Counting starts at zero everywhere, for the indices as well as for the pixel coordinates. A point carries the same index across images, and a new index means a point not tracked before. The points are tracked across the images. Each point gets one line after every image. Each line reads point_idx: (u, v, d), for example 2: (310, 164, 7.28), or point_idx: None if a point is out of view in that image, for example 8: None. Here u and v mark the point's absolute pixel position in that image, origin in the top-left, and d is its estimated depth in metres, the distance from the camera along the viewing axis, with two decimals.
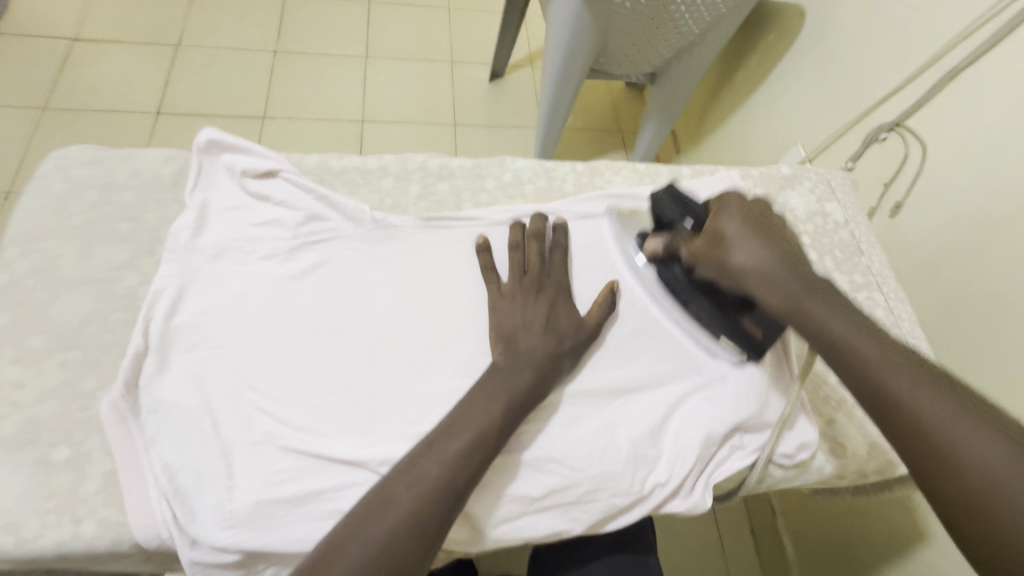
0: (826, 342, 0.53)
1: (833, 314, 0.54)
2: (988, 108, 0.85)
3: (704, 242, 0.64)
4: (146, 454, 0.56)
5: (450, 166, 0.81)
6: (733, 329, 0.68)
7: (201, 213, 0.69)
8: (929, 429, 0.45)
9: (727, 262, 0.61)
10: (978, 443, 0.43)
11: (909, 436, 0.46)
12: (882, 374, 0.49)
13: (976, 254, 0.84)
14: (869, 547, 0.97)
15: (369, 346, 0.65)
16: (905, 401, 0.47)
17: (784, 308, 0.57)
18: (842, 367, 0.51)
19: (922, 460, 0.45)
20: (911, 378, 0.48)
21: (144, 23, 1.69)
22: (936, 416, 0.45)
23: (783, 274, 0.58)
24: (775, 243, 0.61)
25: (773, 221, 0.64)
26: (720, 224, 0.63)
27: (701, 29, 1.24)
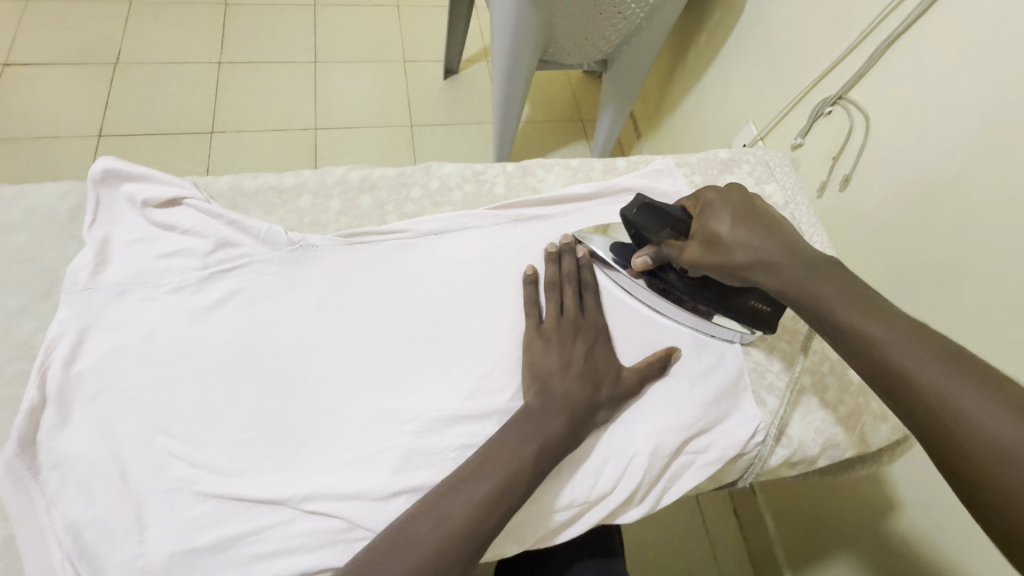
0: (828, 322, 0.51)
1: (837, 291, 0.52)
2: (925, 76, 0.83)
3: (700, 249, 0.61)
4: (48, 514, 0.53)
5: (372, 177, 0.78)
6: (739, 312, 0.68)
7: (102, 248, 0.65)
8: (940, 409, 0.43)
9: (729, 262, 0.59)
10: (995, 421, 0.41)
11: (924, 419, 0.44)
12: (884, 349, 0.47)
13: (925, 225, 0.83)
14: (851, 524, 0.95)
15: (290, 377, 0.62)
16: (912, 380, 0.45)
17: (791, 292, 0.55)
18: (846, 346, 0.50)
19: (935, 442, 0.43)
20: (917, 354, 0.45)
21: (77, 42, 1.62)
22: (948, 393, 0.43)
23: (787, 263, 0.56)
24: (773, 232, 0.58)
25: (762, 205, 0.61)
26: (712, 226, 0.60)
27: (645, 13, 1.20)
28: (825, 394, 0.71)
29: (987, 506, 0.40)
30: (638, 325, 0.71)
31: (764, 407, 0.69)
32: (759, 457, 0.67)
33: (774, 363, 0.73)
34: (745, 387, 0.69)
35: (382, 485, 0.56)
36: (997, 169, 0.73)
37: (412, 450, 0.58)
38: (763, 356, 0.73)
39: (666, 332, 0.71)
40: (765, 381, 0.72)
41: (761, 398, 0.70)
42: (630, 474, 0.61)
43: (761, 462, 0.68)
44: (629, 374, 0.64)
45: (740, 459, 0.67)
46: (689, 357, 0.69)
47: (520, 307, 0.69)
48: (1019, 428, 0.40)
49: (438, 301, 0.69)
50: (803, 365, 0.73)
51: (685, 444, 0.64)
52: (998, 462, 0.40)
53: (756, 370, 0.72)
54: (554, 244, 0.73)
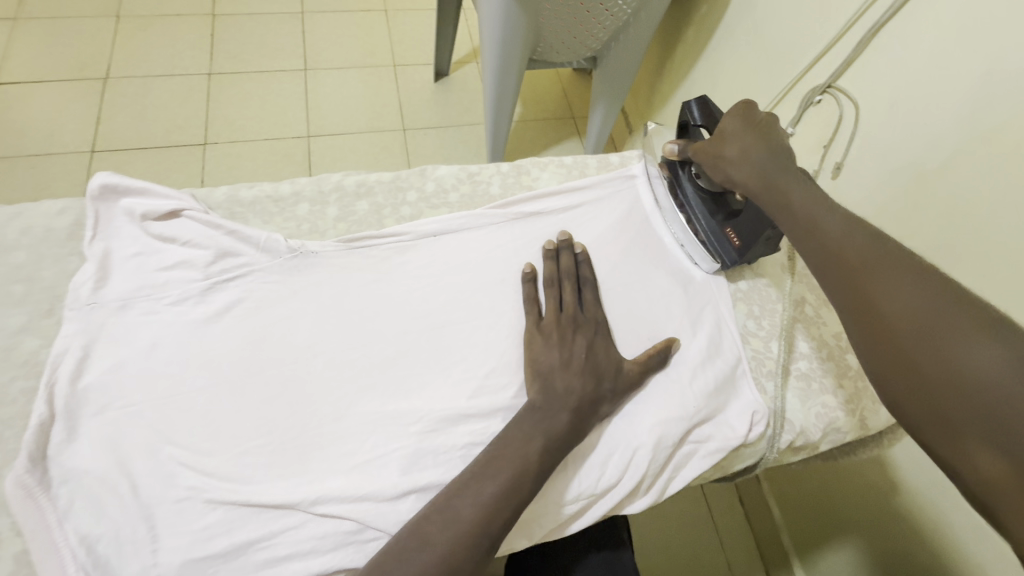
0: (787, 210, 0.59)
1: (803, 190, 0.59)
2: (912, 61, 0.84)
3: (707, 140, 0.70)
4: (60, 529, 0.54)
5: (368, 182, 0.79)
6: (716, 236, 0.72)
7: (103, 263, 0.66)
8: (860, 276, 0.50)
9: (720, 155, 0.67)
10: (902, 287, 0.47)
11: (847, 279, 0.51)
12: (831, 235, 0.54)
13: (918, 208, 0.84)
14: (854, 506, 0.96)
15: (295, 384, 0.62)
16: (845, 256, 0.52)
17: (760, 185, 0.62)
18: (799, 232, 0.57)
19: (851, 298, 0.50)
20: (854, 237, 0.52)
21: (68, 58, 1.62)
22: (870, 265, 0.49)
23: (766, 162, 0.63)
24: (771, 139, 0.64)
25: (781, 127, 0.67)
26: (723, 122, 0.68)
27: (632, 9, 1.20)
28: (825, 377, 0.72)
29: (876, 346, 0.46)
30: (637, 317, 0.71)
31: (762, 394, 0.70)
32: (769, 452, 0.68)
33: (773, 350, 0.74)
34: (746, 376, 0.70)
35: (391, 486, 0.56)
36: (987, 151, 0.74)
37: (420, 450, 0.59)
38: (762, 344, 0.74)
39: (666, 324, 0.72)
40: (764, 368, 0.72)
41: (762, 386, 0.71)
42: (635, 466, 0.62)
43: (772, 455, 0.68)
44: (631, 367, 0.65)
45: (750, 445, 0.68)
46: (688, 348, 0.70)
47: (520, 306, 0.70)
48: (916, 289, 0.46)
49: (438, 303, 0.69)
50: (802, 351, 0.74)
51: (688, 434, 0.65)
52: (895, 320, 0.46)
53: (756, 358, 0.73)
54: (552, 240, 0.74)
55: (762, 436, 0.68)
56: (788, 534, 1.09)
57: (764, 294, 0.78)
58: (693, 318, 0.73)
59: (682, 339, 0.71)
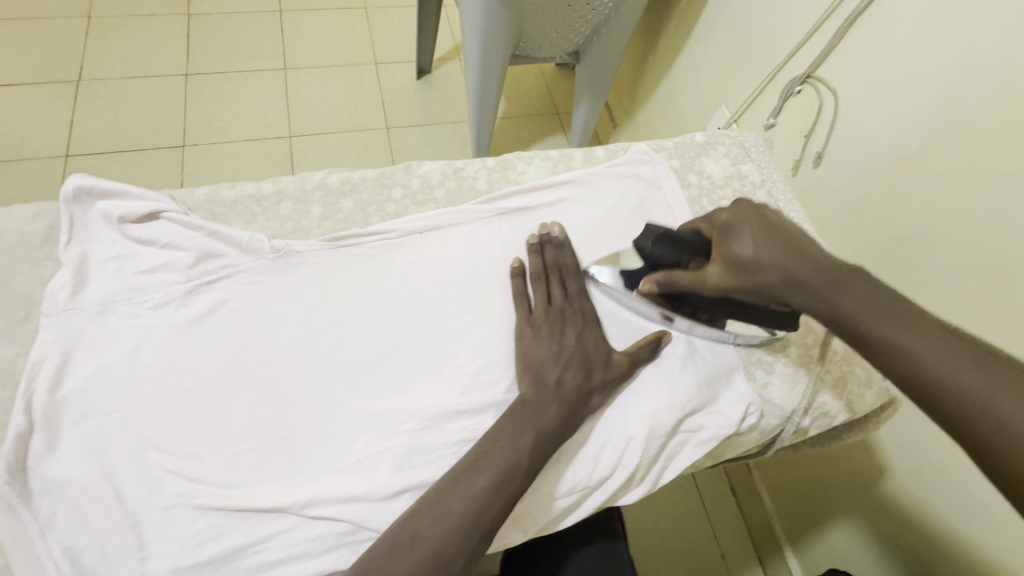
0: (856, 336, 0.53)
1: (868, 306, 0.53)
2: (890, 49, 0.85)
3: (722, 267, 0.63)
4: (43, 541, 0.52)
5: (353, 180, 0.78)
6: (770, 317, 0.68)
7: (79, 268, 0.64)
8: (971, 412, 0.44)
9: (750, 280, 0.62)
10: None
11: (959, 423, 0.44)
12: (926, 369, 0.47)
13: (898, 194, 0.85)
14: (842, 489, 0.97)
15: (282, 384, 0.62)
16: (948, 390, 0.45)
17: (819, 310, 0.56)
18: (873, 355, 0.51)
19: (975, 448, 0.43)
20: (953, 366, 0.46)
21: (38, 60, 1.57)
22: (976, 390, 0.44)
23: (809, 275, 0.58)
24: (796, 249, 0.60)
25: (788, 224, 0.64)
26: (730, 245, 0.63)
27: (614, 2, 1.20)
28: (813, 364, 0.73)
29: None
30: (628, 309, 0.72)
31: (751, 382, 0.71)
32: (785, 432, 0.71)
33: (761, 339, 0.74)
34: (737, 364, 0.71)
35: (384, 485, 0.56)
36: (963, 137, 0.75)
37: (412, 448, 0.59)
38: None
39: (655, 316, 0.72)
40: (754, 356, 0.73)
41: (753, 374, 0.72)
42: (627, 457, 0.62)
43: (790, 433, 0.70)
44: (621, 359, 0.65)
45: (744, 434, 0.69)
46: (678, 338, 0.70)
47: (508, 301, 0.69)
48: None
49: (427, 299, 0.69)
50: (789, 338, 0.75)
51: (680, 423, 0.65)
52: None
53: (744, 347, 0.73)
54: (535, 233, 0.73)
55: (754, 426, 0.69)
56: (780, 520, 1.11)
57: None
58: None
59: (673, 330, 0.71)
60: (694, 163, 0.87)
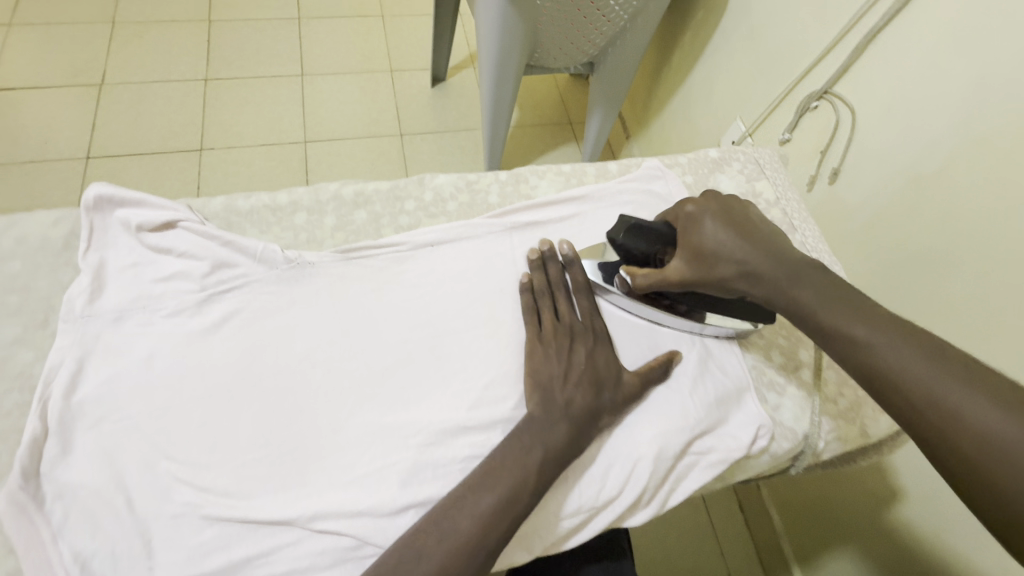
0: (812, 324, 0.55)
1: (821, 295, 0.55)
2: (910, 66, 0.84)
3: (687, 261, 0.63)
4: (53, 546, 0.53)
5: (366, 191, 0.78)
6: (748, 302, 0.68)
7: (97, 275, 0.65)
8: (928, 407, 0.45)
9: (712, 275, 0.62)
10: (984, 412, 0.43)
11: (904, 407, 0.47)
12: (877, 358, 0.49)
13: (914, 215, 0.84)
14: (853, 512, 0.96)
15: (292, 395, 0.62)
16: (896, 378, 0.47)
17: (774, 296, 0.58)
18: (835, 347, 0.52)
19: (918, 428, 0.46)
20: (899, 352, 0.48)
21: (63, 64, 1.61)
22: (930, 382, 0.46)
23: (768, 268, 0.59)
24: (756, 241, 0.61)
25: (749, 215, 0.64)
26: (694, 240, 0.63)
27: (629, 15, 1.20)
28: (826, 387, 0.72)
29: (972, 493, 0.42)
30: (638, 328, 0.71)
31: (762, 404, 0.70)
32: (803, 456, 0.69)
33: (773, 360, 0.74)
34: (748, 385, 0.70)
35: (390, 500, 0.56)
36: (984, 157, 0.74)
37: (419, 463, 0.58)
38: (763, 353, 0.74)
39: (665, 334, 0.71)
40: (765, 377, 0.72)
41: (764, 396, 0.71)
42: (635, 478, 0.61)
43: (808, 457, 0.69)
44: (631, 378, 0.64)
45: (756, 457, 0.68)
46: (690, 358, 0.69)
47: (518, 317, 0.69)
48: (993, 413, 0.43)
49: (436, 313, 0.69)
50: (802, 360, 0.74)
51: (689, 445, 0.65)
52: (967, 448, 0.43)
53: (756, 368, 0.73)
54: (535, 248, 0.72)
55: (765, 449, 0.67)
56: (788, 540, 1.09)
57: None
58: (693, 330, 0.72)
59: (683, 350, 0.70)
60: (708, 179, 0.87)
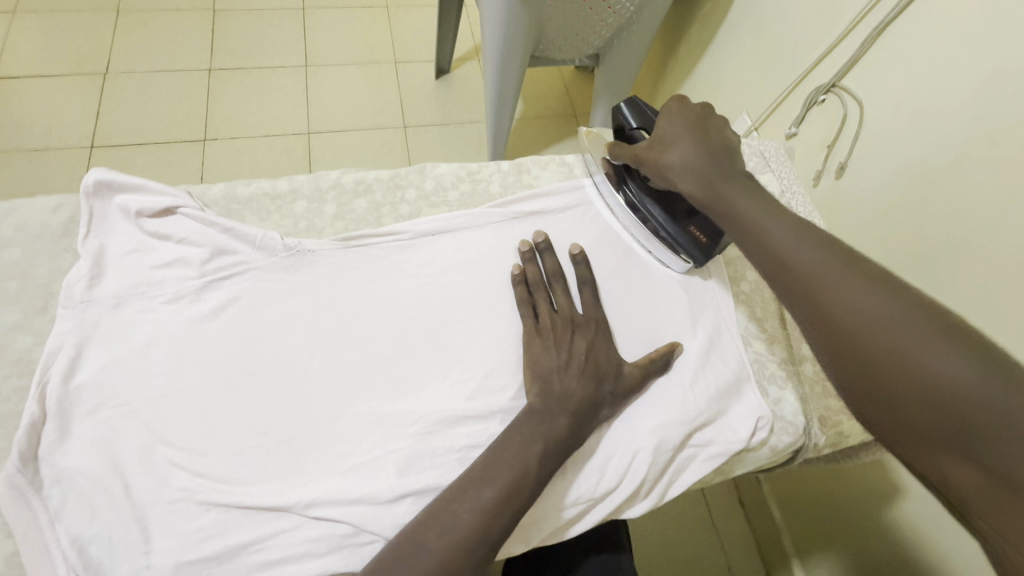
0: (732, 220, 0.58)
1: (745, 198, 0.58)
2: (920, 58, 0.82)
3: (645, 145, 0.67)
4: (51, 530, 0.53)
5: (367, 180, 0.78)
6: (682, 236, 0.70)
7: (96, 261, 0.65)
8: (815, 284, 0.49)
9: (660, 160, 0.65)
10: (863, 298, 0.46)
11: (797, 287, 0.50)
12: (782, 247, 0.53)
13: (921, 210, 0.83)
14: (854, 509, 0.95)
15: (290, 384, 0.62)
16: (796, 264, 0.51)
17: (703, 196, 0.61)
18: (749, 241, 0.56)
19: (803, 306, 0.50)
20: (803, 243, 0.52)
21: (67, 52, 1.60)
22: (825, 273, 0.49)
23: (706, 167, 0.61)
24: (709, 140, 0.63)
25: (716, 123, 0.66)
26: (663, 126, 0.66)
27: (635, 5, 1.19)
28: None
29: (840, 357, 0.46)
30: (639, 320, 0.70)
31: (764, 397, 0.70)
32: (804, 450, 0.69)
33: (775, 354, 0.73)
34: (749, 378, 0.69)
35: (387, 489, 0.56)
36: (993, 152, 0.73)
37: (416, 452, 0.58)
38: (765, 346, 0.74)
39: (666, 326, 0.71)
40: (766, 371, 0.72)
41: (765, 390, 0.70)
42: (634, 470, 0.61)
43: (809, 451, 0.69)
44: (631, 370, 0.64)
45: (755, 449, 0.67)
46: (691, 351, 0.69)
47: (516, 307, 0.69)
48: (869, 293, 0.46)
49: (436, 303, 0.68)
50: (804, 354, 0.73)
51: (689, 437, 0.64)
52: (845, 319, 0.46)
53: (758, 361, 0.72)
54: (529, 240, 0.72)
55: (765, 442, 0.67)
56: (788, 535, 1.08)
57: (766, 297, 0.76)
58: (695, 322, 0.71)
59: (684, 342, 0.70)
60: None
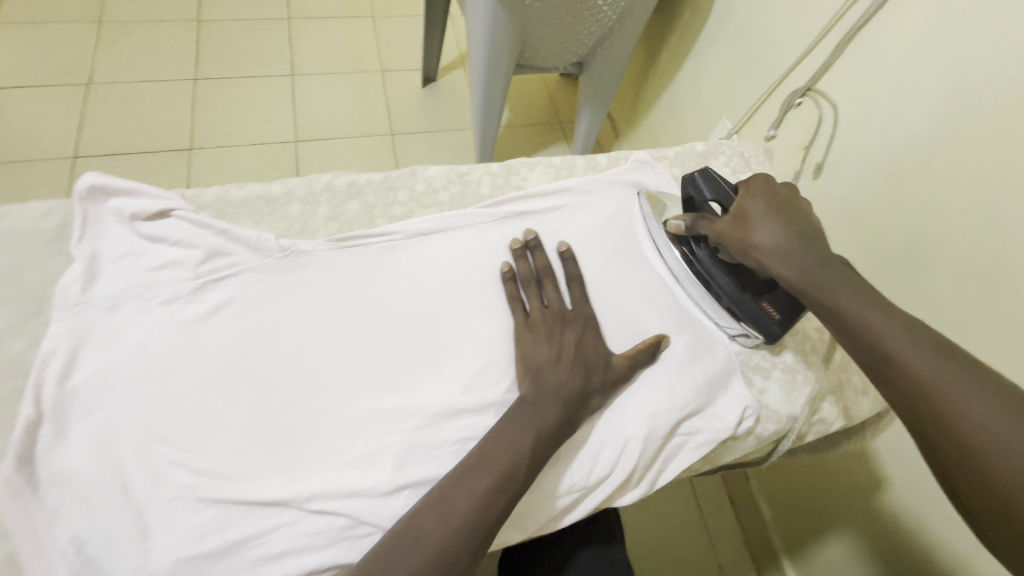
0: (832, 312, 0.57)
1: (843, 285, 0.57)
2: (890, 62, 0.86)
3: (729, 222, 0.66)
4: (49, 531, 0.53)
5: (359, 183, 0.79)
6: (751, 309, 0.69)
7: (91, 264, 0.65)
8: (930, 391, 0.48)
9: (747, 242, 0.64)
10: (989, 412, 0.45)
11: (909, 390, 0.49)
12: (892, 344, 0.51)
13: (895, 205, 0.86)
14: (840, 498, 0.97)
15: (286, 382, 0.63)
16: (911, 368, 0.50)
17: (797, 281, 0.60)
18: (852, 336, 0.54)
19: (918, 412, 0.48)
20: (911, 342, 0.51)
21: (49, 64, 1.60)
22: (941, 380, 0.48)
23: (802, 251, 0.61)
24: (797, 223, 0.63)
25: (798, 203, 0.67)
26: (746, 205, 0.66)
27: (617, 14, 1.22)
28: (809, 370, 0.74)
29: (958, 471, 0.45)
30: (628, 315, 0.73)
31: (749, 387, 0.72)
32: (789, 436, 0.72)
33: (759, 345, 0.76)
34: (734, 370, 0.72)
35: (385, 481, 0.57)
36: (961, 149, 0.76)
37: (414, 445, 0.59)
38: None
39: (654, 320, 0.73)
40: (752, 362, 0.74)
41: (751, 380, 0.73)
42: (625, 458, 0.63)
43: (794, 437, 0.72)
44: (620, 362, 0.66)
45: (740, 439, 0.70)
46: (677, 343, 0.71)
47: (506, 304, 0.70)
48: (993, 410, 0.45)
49: (430, 301, 0.70)
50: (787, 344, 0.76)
51: (678, 426, 0.66)
52: (969, 439, 0.45)
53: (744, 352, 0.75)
54: (518, 239, 0.74)
55: (751, 430, 0.69)
56: (777, 529, 1.11)
57: None
58: (681, 317, 0.74)
59: (672, 335, 0.72)
60: (694, 172, 0.89)
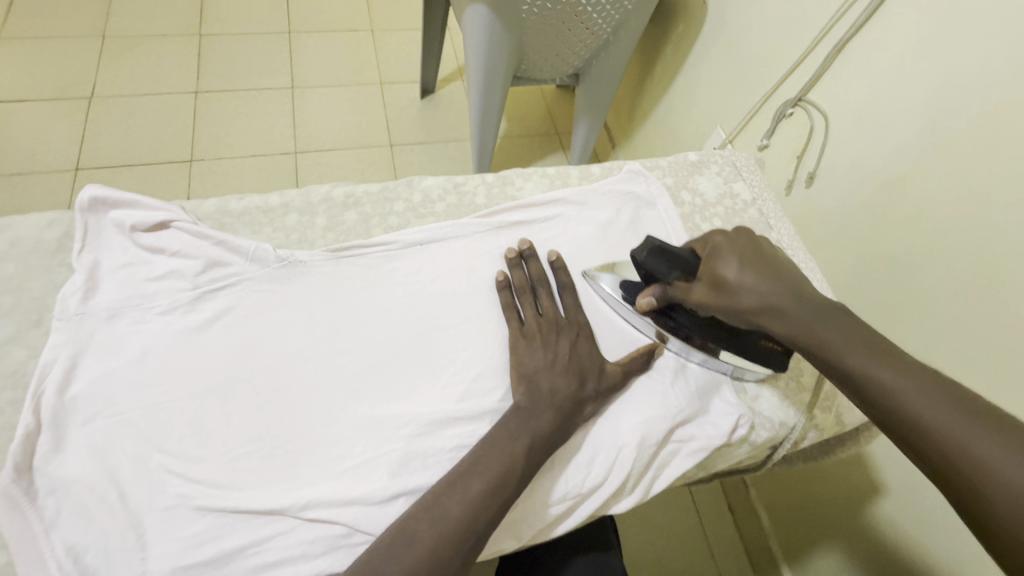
0: (838, 372, 0.52)
1: (845, 339, 0.53)
2: (878, 73, 0.88)
3: (707, 290, 0.62)
4: (45, 539, 0.53)
5: (356, 193, 0.81)
6: (752, 348, 0.68)
7: (91, 275, 0.66)
8: (962, 457, 0.44)
9: (735, 307, 0.60)
10: (1008, 464, 0.42)
11: (937, 457, 0.45)
12: (908, 404, 0.47)
13: (885, 213, 0.88)
14: (837, 506, 0.97)
15: (283, 389, 0.63)
16: (932, 428, 0.46)
17: (797, 340, 0.56)
18: (864, 396, 0.50)
19: (949, 480, 0.44)
20: (929, 399, 0.47)
21: (52, 78, 1.62)
22: (971, 440, 0.44)
23: (792, 308, 0.57)
24: (778, 278, 0.60)
25: (771, 253, 0.63)
26: (717, 269, 0.61)
27: (611, 27, 1.24)
28: (801, 378, 0.75)
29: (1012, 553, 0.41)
30: (621, 323, 0.73)
31: (742, 394, 0.73)
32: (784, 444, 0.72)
33: None
34: (727, 377, 0.72)
35: (380, 489, 0.57)
36: (947, 159, 0.78)
37: (409, 453, 0.60)
38: None
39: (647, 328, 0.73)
40: None
41: (744, 388, 0.73)
42: (619, 465, 0.63)
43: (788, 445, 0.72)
44: (614, 369, 0.66)
45: (735, 446, 0.70)
46: (670, 351, 0.72)
47: (501, 312, 0.71)
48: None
49: (426, 309, 0.71)
50: None
51: (671, 433, 0.67)
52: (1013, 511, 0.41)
53: None
54: (513, 248, 0.75)
55: (744, 438, 0.70)
56: (776, 538, 1.11)
57: None
58: None
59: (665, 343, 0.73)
60: (687, 181, 0.90)
